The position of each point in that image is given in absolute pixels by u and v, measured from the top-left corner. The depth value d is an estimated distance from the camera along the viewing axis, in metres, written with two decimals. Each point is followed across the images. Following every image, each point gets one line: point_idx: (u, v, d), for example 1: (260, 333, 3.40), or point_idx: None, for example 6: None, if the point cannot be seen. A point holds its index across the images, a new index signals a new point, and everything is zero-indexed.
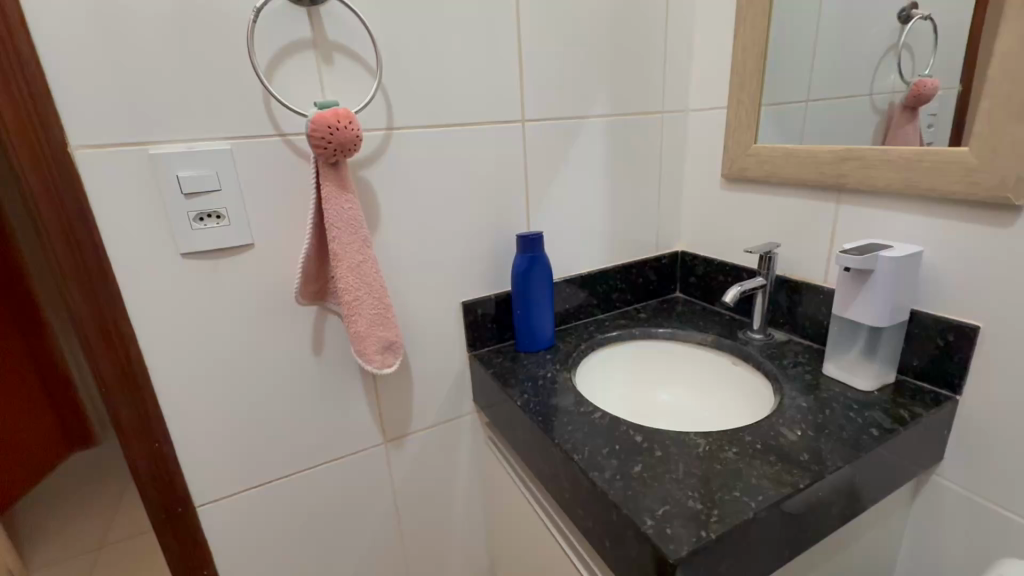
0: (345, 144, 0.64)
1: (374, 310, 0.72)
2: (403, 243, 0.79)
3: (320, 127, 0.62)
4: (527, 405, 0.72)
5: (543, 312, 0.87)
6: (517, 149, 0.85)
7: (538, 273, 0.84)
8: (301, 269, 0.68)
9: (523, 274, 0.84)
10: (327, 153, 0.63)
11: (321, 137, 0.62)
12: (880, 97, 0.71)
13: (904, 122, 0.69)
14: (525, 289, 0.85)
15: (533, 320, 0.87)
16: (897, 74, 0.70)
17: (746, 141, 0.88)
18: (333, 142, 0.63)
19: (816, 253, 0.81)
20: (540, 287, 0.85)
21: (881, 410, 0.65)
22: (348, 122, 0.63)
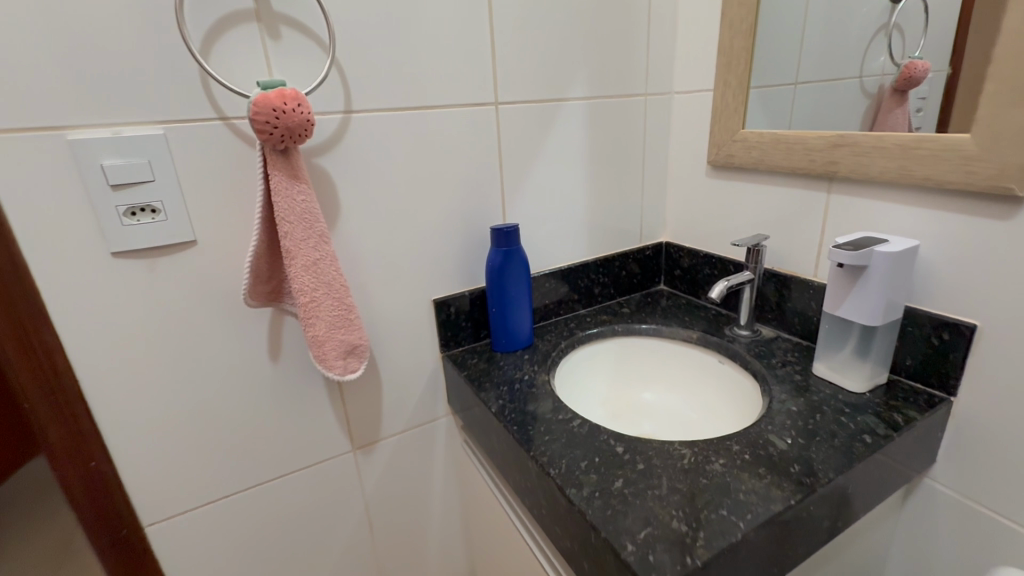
0: (294, 129, 0.57)
1: (334, 311, 0.66)
2: (367, 237, 0.73)
3: (264, 110, 0.55)
4: (502, 412, 0.68)
5: (521, 311, 0.83)
6: (489, 134, 0.78)
7: (514, 269, 0.79)
8: (250, 269, 0.62)
9: (499, 271, 0.79)
10: (274, 139, 0.57)
11: (265, 121, 0.55)
12: (868, 79, 0.67)
13: (894, 106, 0.64)
14: (502, 286, 0.80)
15: (511, 319, 0.82)
16: (887, 55, 0.65)
17: (733, 127, 0.83)
18: (279, 127, 0.56)
19: (805, 246, 0.77)
20: (517, 283, 0.80)
21: (874, 414, 0.62)
22: (296, 104, 0.56)
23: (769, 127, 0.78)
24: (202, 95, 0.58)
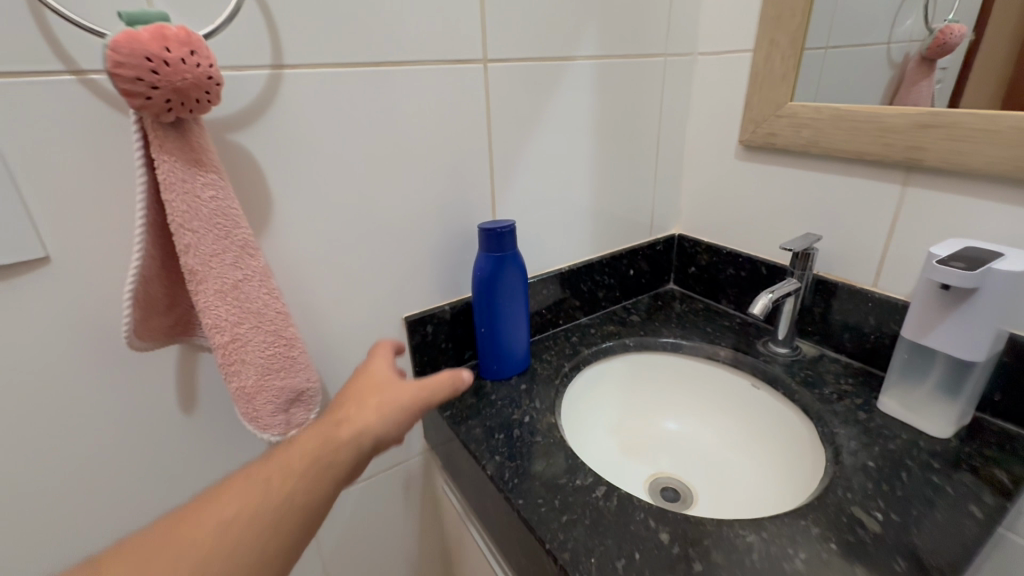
0: (187, 90, 0.37)
1: (268, 350, 0.47)
2: (313, 242, 0.54)
3: (130, 58, 0.34)
4: (502, 475, 0.52)
5: (518, 329, 0.66)
6: (473, 102, 0.59)
7: (510, 279, 0.62)
8: (132, 302, 0.42)
9: (489, 282, 0.61)
10: (153, 106, 0.36)
11: (134, 77, 0.35)
12: (895, 46, 0.57)
13: (920, 78, 0.56)
14: (493, 301, 0.63)
15: (505, 341, 0.65)
16: (919, 17, 0.55)
17: (778, 99, 0.66)
18: (160, 85, 0.36)
19: (864, 250, 0.63)
20: (512, 296, 0.63)
21: (971, 470, 0.49)
22: (185, 50, 0.36)
23: (825, 99, 0.62)
24: (34, 36, 0.37)
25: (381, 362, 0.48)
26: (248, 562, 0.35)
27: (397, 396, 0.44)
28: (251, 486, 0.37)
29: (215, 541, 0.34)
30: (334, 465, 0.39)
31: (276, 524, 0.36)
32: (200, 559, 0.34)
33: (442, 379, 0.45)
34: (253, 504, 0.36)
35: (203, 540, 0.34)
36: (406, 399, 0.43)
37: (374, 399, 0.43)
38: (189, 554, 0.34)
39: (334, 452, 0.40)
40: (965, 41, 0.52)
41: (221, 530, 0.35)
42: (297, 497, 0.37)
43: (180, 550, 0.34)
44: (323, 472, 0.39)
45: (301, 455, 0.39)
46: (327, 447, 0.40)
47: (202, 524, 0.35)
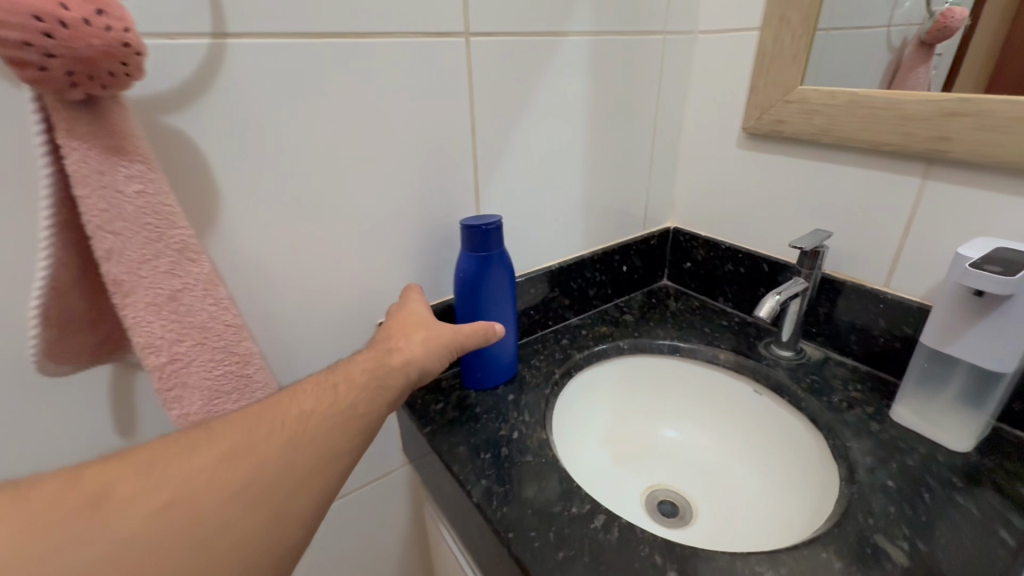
0: (96, 63, 0.29)
1: (214, 371, 0.41)
2: (270, 242, 0.47)
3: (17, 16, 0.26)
4: (488, 502, 0.46)
5: (505, 337, 0.60)
6: (454, 81, 0.53)
7: (496, 281, 0.55)
8: (41, 321, 0.35)
9: (473, 284, 0.55)
10: (53, 80, 0.29)
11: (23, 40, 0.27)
12: (894, 29, 0.55)
13: (918, 64, 0.53)
14: (478, 305, 0.56)
15: (491, 349, 0.59)
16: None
17: (787, 82, 0.61)
18: (61, 55, 0.28)
19: (877, 247, 0.59)
20: (498, 301, 0.57)
21: (996, 490, 0.45)
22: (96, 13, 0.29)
23: (840, 83, 0.57)
24: None
25: (419, 302, 0.53)
26: (326, 446, 0.37)
27: (440, 331, 0.49)
28: (322, 388, 0.40)
29: (298, 424, 0.37)
30: (389, 383, 0.43)
31: (346, 420, 0.39)
32: (288, 436, 0.36)
33: (475, 328, 0.51)
34: (326, 400, 0.39)
35: (287, 422, 0.37)
36: (448, 335, 0.49)
37: (420, 332, 0.49)
38: (276, 432, 0.36)
39: (388, 376, 0.44)
40: (964, 24, 0.50)
41: (300, 418, 0.37)
42: (360, 405, 0.40)
43: (267, 429, 0.36)
44: (380, 388, 0.42)
45: (360, 371, 0.43)
46: (381, 369, 0.44)
47: (285, 409, 0.37)
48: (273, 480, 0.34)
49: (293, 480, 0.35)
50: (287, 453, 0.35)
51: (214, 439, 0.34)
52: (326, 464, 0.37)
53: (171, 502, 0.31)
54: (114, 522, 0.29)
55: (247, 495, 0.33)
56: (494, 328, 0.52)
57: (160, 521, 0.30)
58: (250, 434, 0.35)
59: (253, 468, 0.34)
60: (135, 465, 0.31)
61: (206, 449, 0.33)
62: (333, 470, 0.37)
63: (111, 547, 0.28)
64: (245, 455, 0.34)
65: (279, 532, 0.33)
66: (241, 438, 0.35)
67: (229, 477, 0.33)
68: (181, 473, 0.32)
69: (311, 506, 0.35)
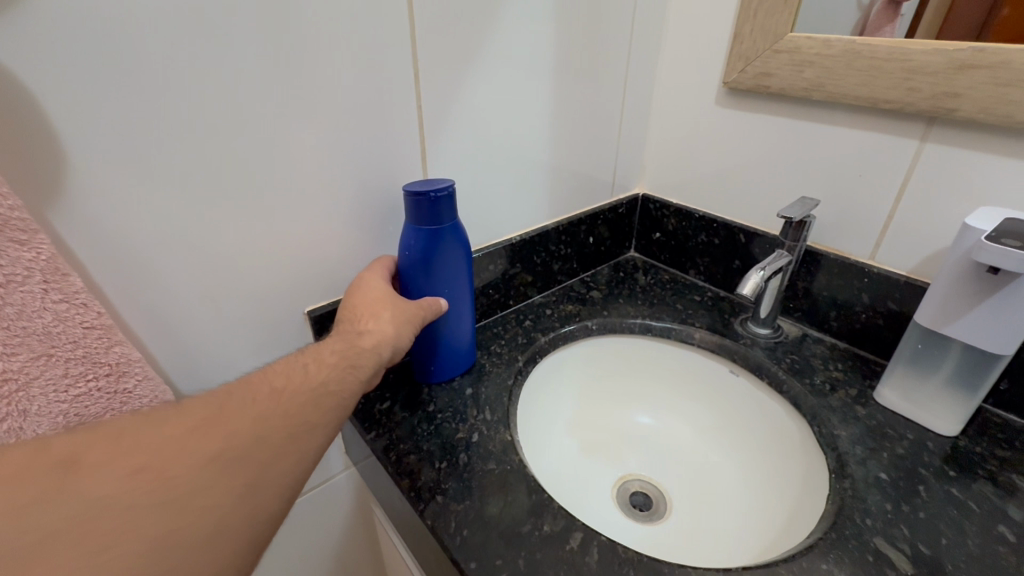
0: None
1: (66, 391, 0.31)
2: (149, 214, 0.36)
3: None
4: (444, 524, 0.39)
5: (463, 324, 0.51)
6: (391, 10, 0.42)
7: (450, 258, 0.46)
8: None
9: (422, 263, 0.46)
10: None
11: None
12: None
13: (883, 23, 0.48)
14: (430, 289, 0.47)
15: (447, 338, 0.51)
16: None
17: (775, 29, 0.53)
18: None
19: (865, 217, 0.54)
20: (453, 283, 0.48)
21: (988, 477, 0.43)
22: None
23: (835, 31, 0.50)
24: None
25: (375, 272, 0.46)
26: (301, 420, 0.33)
27: (406, 307, 0.43)
28: (290, 368, 0.36)
29: (270, 399, 0.33)
30: (362, 363, 0.39)
31: (321, 396, 0.35)
32: (260, 411, 0.32)
33: (436, 304, 0.46)
34: (297, 377, 0.35)
35: (258, 397, 0.33)
36: (412, 311, 0.43)
37: (387, 308, 0.42)
38: (248, 405, 0.32)
39: (358, 359, 0.38)
40: None
41: (272, 393, 0.33)
42: (333, 383, 0.36)
43: (238, 403, 0.32)
44: (351, 368, 0.38)
45: (329, 352, 0.38)
46: (352, 349, 0.39)
47: (255, 385, 0.33)
48: (249, 452, 0.30)
49: (270, 453, 0.31)
50: (262, 426, 0.31)
51: (179, 415, 0.30)
52: (302, 439, 0.33)
53: (137, 472, 0.26)
54: (76, 490, 0.25)
55: (222, 466, 0.29)
56: (442, 304, 0.46)
57: (126, 491, 0.26)
58: (220, 406, 0.31)
59: (226, 439, 0.30)
60: (96, 431, 0.27)
61: (173, 419, 0.29)
62: (313, 445, 0.33)
63: (75, 517, 0.24)
64: (217, 426, 0.30)
65: (258, 505, 0.29)
66: (211, 410, 0.31)
67: (202, 447, 0.29)
68: (147, 443, 0.28)
69: (290, 482, 0.31)
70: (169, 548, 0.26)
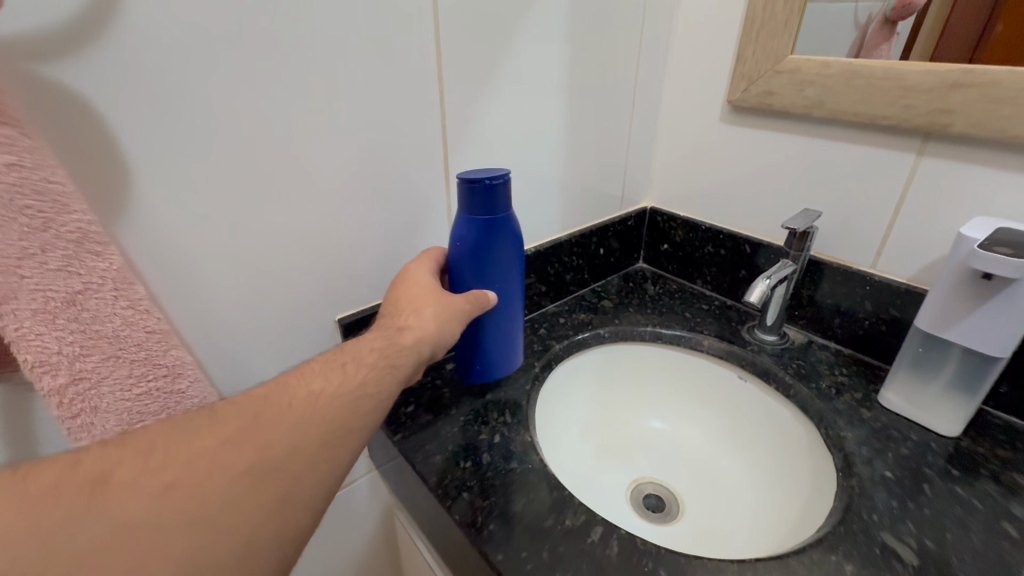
0: None
1: (133, 391, 0.34)
2: (199, 229, 0.39)
3: None
4: (471, 519, 0.41)
5: (512, 321, 0.51)
6: (419, 38, 0.45)
7: (501, 249, 0.46)
8: None
9: (473, 254, 0.46)
10: None
11: None
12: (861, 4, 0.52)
13: (880, 42, 0.51)
14: (481, 281, 0.47)
15: (493, 333, 0.51)
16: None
17: (776, 51, 0.57)
18: None
19: (865, 229, 0.57)
20: (503, 274, 0.47)
21: (990, 475, 0.45)
22: None
23: (833, 54, 0.54)
24: None
25: (421, 264, 0.47)
26: (335, 427, 0.33)
27: (450, 304, 0.44)
28: (329, 367, 0.36)
29: (305, 407, 0.33)
30: (401, 364, 0.39)
31: (359, 399, 0.35)
32: (295, 420, 0.32)
33: (482, 299, 0.46)
34: (334, 381, 0.35)
35: (294, 403, 0.33)
36: (458, 306, 0.44)
37: (431, 305, 0.43)
38: (282, 414, 0.32)
39: (397, 358, 0.39)
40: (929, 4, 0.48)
41: (309, 397, 0.34)
42: (372, 384, 0.37)
43: (273, 412, 0.32)
44: (391, 368, 0.38)
45: (369, 352, 0.39)
46: (393, 348, 0.40)
47: (291, 390, 0.34)
48: (282, 463, 0.30)
49: (303, 464, 0.31)
50: (297, 435, 0.32)
51: (214, 424, 0.30)
52: (336, 447, 0.33)
53: (169, 487, 0.27)
54: (110, 507, 0.25)
55: (254, 479, 0.29)
56: (492, 298, 0.46)
57: (159, 507, 0.26)
58: (255, 415, 0.32)
59: (261, 450, 0.30)
60: (129, 445, 0.28)
61: (207, 429, 0.30)
62: (346, 452, 0.34)
63: (110, 533, 0.25)
64: (251, 436, 0.30)
65: (288, 516, 0.30)
66: (245, 420, 0.31)
67: (234, 461, 0.29)
68: (180, 456, 0.28)
69: (323, 491, 0.32)
70: (200, 564, 0.26)
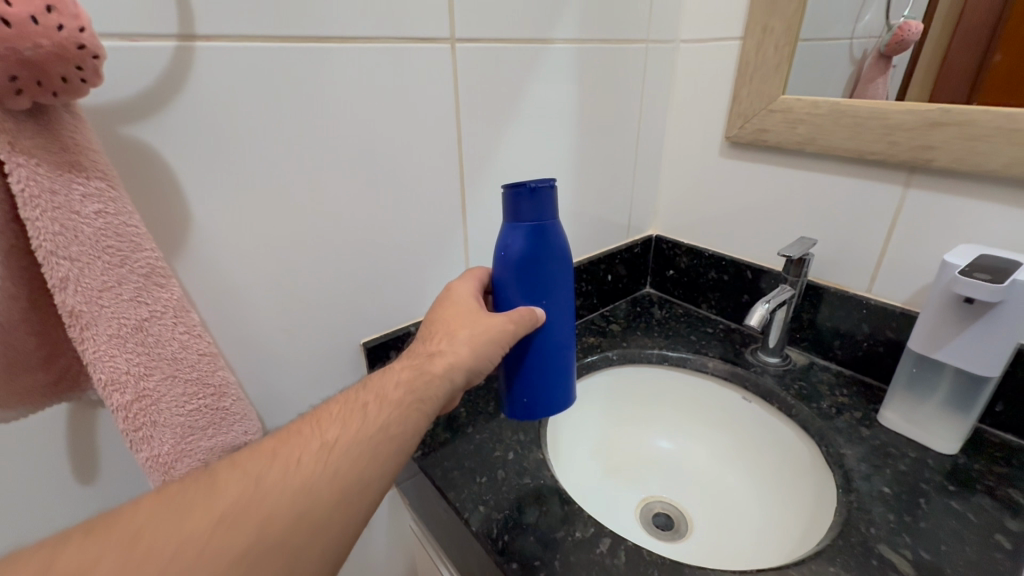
0: (72, 86, 0.27)
1: (186, 407, 0.37)
2: (242, 263, 0.43)
3: (47, 59, 0.25)
4: (487, 531, 0.44)
5: (561, 342, 0.47)
6: (441, 88, 0.50)
7: (546, 257, 0.44)
8: None
9: (517, 262, 0.44)
10: (40, 93, 0.26)
11: (47, 77, 0.26)
12: (856, 41, 0.57)
13: (876, 75, 0.56)
14: (526, 294, 0.45)
15: (539, 355, 0.47)
16: (878, 12, 0.56)
17: (770, 91, 0.61)
18: (45, 82, 0.26)
19: (860, 255, 0.60)
20: (548, 285, 0.45)
21: (987, 492, 0.46)
22: (93, 56, 0.27)
23: (821, 94, 0.58)
24: None
25: (464, 286, 0.48)
26: (347, 484, 0.33)
27: (485, 327, 0.44)
28: (349, 411, 0.37)
29: (316, 462, 0.33)
30: (429, 398, 0.40)
31: (377, 447, 0.36)
32: (304, 480, 0.32)
33: (525, 316, 0.44)
34: (352, 428, 0.36)
35: (304, 459, 0.33)
36: (494, 327, 0.44)
37: (466, 329, 0.44)
38: (288, 474, 0.32)
39: (425, 394, 0.40)
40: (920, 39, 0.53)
41: (322, 449, 0.34)
42: (395, 425, 0.37)
43: (279, 473, 0.32)
44: (417, 403, 0.39)
45: (395, 387, 0.39)
46: (421, 379, 0.40)
47: (305, 443, 0.34)
48: (285, 534, 0.30)
49: (311, 528, 0.31)
50: (306, 497, 0.32)
51: (217, 493, 0.30)
52: (351, 506, 0.33)
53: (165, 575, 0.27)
54: None
55: (255, 556, 0.29)
56: (537, 314, 0.44)
57: None
58: (259, 478, 0.32)
59: (263, 519, 0.30)
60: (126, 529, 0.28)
61: (208, 503, 0.30)
62: (358, 510, 0.34)
63: None
64: (254, 505, 0.30)
65: None
66: (248, 486, 0.31)
67: (234, 538, 0.29)
68: (177, 537, 0.28)
69: (336, 549, 0.32)
70: None
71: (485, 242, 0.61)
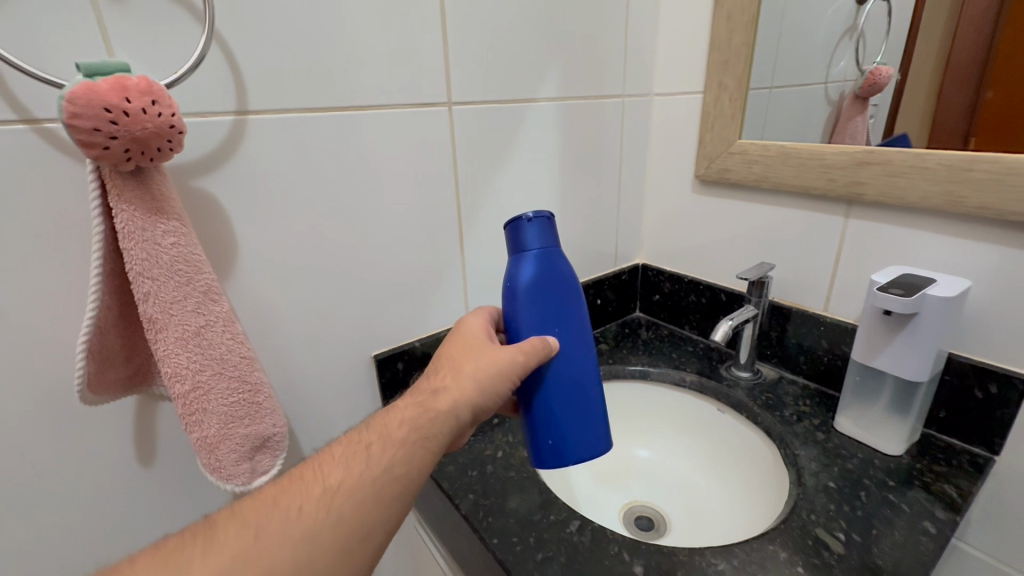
0: (162, 154, 0.38)
1: (231, 398, 0.46)
2: (277, 285, 0.53)
3: (150, 136, 0.36)
4: (474, 514, 0.51)
5: (578, 367, 0.50)
6: (440, 142, 0.61)
7: (552, 283, 0.49)
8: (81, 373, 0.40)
9: (528, 292, 0.49)
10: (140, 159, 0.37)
11: (147, 149, 0.36)
12: (832, 85, 0.63)
13: (853, 115, 0.61)
14: (538, 320, 0.49)
15: (559, 382, 0.50)
16: (850, 59, 0.62)
17: (728, 136, 0.70)
18: (147, 152, 0.37)
19: (814, 277, 0.67)
20: (559, 313, 0.49)
21: (923, 487, 0.51)
22: (178, 131, 0.38)
23: (771, 138, 0.67)
24: None
25: (475, 320, 0.55)
26: (345, 530, 0.39)
27: (492, 362, 0.49)
28: (351, 455, 0.42)
29: (317, 510, 0.38)
30: (433, 435, 0.45)
31: (378, 494, 0.41)
32: (304, 529, 0.37)
33: (534, 345, 0.48)
34: (353, 472, 0.41)
35: (305, 507, 0.38)
36: (505, 359, 0.48)
37: (470, 365, 0.49)
38: (291, 523, 0.37)
39: (428, 430, 0.45)
40: (891, 80, 0.58)
41: (324, 496, 0.39)
42: (398, 465, 0.42)
43: (280, 522, 0.37)
44: (421, 442, 0.44)
45: (398, 426, 0.45)
46: (423, 418, 0.46)
47: (309, 490, 0.40)
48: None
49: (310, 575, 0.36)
50: (305, 544, 0.37)
51: (222, 543, 0.36)
52: (350, 555, 0.38)
53: None
54: None
55: None
56: (547, 342, 0.48)
57: None
58: (259, 528, 0.37)
59: (265, 566, 0.35)
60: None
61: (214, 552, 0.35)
62: (359, 559, 0.39)
63: None
64: (255, 555, 0.35)
65: None
66: (250, 539, 0.36)
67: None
68: None
69: None
70: None
71: (481, 269, 0.71)
